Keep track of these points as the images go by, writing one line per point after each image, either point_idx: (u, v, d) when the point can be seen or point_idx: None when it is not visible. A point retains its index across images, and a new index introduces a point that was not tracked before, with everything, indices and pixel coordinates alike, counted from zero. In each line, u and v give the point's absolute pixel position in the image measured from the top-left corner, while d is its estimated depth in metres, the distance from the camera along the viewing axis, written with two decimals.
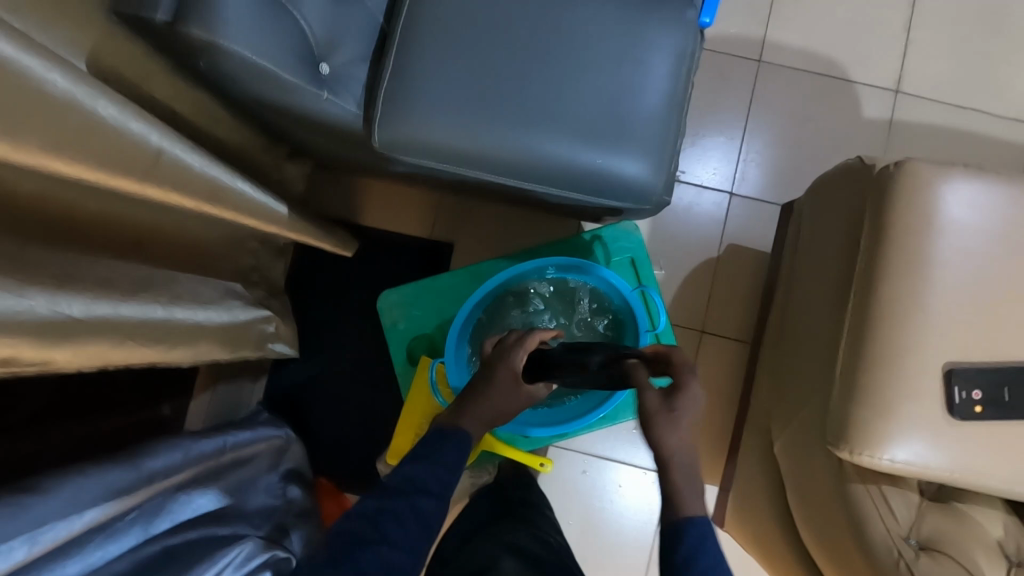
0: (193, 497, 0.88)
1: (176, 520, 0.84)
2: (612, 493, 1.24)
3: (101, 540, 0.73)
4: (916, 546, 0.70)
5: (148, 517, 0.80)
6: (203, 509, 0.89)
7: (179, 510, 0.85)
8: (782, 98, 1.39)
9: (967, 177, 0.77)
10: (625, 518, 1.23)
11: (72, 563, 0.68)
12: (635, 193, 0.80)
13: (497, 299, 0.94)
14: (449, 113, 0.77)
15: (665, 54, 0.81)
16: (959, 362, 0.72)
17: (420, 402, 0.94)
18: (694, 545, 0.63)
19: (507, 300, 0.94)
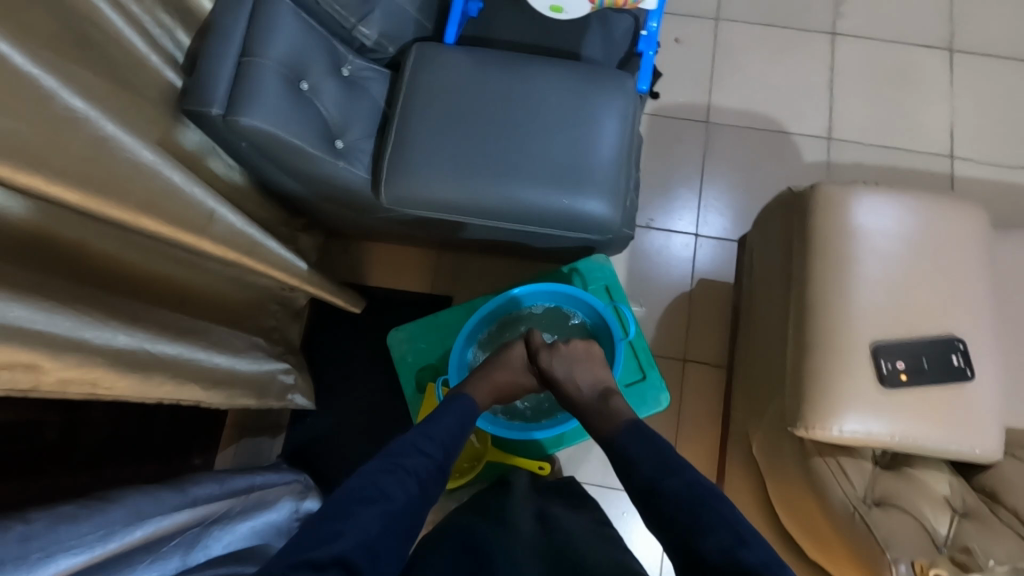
0: (224, 533, 0.92)
1: (209, 554, 0.88)
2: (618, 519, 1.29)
3: (149, 562, 0.76)
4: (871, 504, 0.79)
5: (187, 547, 0.84)
6: (230, 547, 0.93)
7: (214, 545, 0.90)
8: (731, 151, 1.60)
9: (871, 193, 0.93)
10: (635, 543, 1.28)
11: None
12: (599, 227, 0.97)
13: (552, 313, 1.10)
14: (443, 173, 0.95)
15: (613, 113, 0.99)
16: (883, 340, 0.85)
17: None
18: None
19: (558, 317, 1.10)
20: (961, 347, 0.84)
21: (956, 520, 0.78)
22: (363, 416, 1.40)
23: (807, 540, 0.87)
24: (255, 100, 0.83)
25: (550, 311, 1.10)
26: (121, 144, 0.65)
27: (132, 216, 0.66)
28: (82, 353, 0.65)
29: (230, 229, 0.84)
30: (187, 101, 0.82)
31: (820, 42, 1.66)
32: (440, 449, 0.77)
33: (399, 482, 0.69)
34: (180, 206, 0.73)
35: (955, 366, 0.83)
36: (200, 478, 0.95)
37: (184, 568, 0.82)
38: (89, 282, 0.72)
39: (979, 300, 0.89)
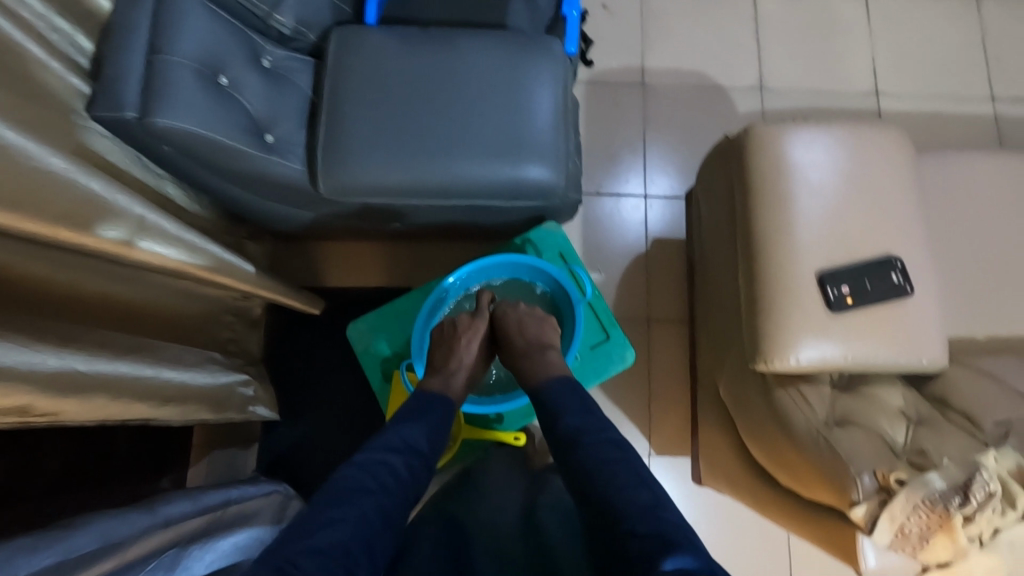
0: (203, 551, 0.87)
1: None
2: None
3: None
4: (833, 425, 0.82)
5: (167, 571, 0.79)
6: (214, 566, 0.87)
7: (195, 565, 0.84)
8: (669, 110, 1.62)
9: (803, 128, 0.96)
10: None
11: None
12: (545, 194, 0.97)
13: (511, 286, 1.10)
14: (380, 156, 0.93)
15: (545, 77, 0.99)
16: (827, 267, 0.88)
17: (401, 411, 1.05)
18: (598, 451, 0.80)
19: (517, 288, 1.10)
20: (899, 265, 0.88)
21: (911, 429, 0.82)
22: (335, 420, 1.37)
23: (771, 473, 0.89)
24: (172, 99, 0.79)
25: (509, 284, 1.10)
26: (25, 153, 0.63)
27: (50, 227, 0.62)
28: (9, 379, 0.61)
29: (163, 235, 0.80)
30: (97, 107, 0.78)
31: None
32: (428, 442, 0.78)
33: (392, 468, 0.71)
34: (102, 215, 0.70)
35: (895, 283, 0.87)
36: (170, 498, 0.92)
37: None
38: (13, 307, 0.68)
39: (911, 221, 0.93)
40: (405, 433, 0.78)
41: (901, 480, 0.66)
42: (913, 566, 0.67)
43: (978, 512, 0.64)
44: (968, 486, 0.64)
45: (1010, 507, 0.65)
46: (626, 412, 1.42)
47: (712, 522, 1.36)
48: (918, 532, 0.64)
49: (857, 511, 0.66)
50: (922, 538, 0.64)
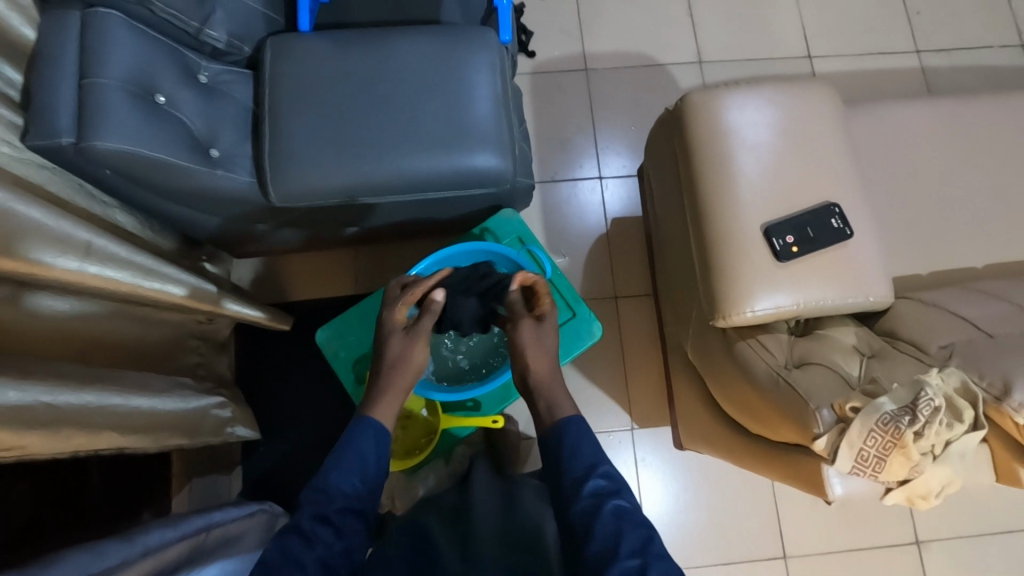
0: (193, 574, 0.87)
1: None
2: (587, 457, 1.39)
3: None
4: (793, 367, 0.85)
5: None
6: None
7: None
8: (614, 92, 1.66)
9: (735, 90, 0.99)
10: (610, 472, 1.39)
11: None
12: (495, 180, 0.99)
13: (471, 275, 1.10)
14: (327, 159, 0.94)
15: (482, 65, 1.00)
16: (771, 220, 0.91)
17: None
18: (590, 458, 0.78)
19: None
20: (837, 211, 0.92)
21: (865, 362, 0.85)
22: (316, 433, 1.37)
23: (746, 425, 0.91)
24: (108, 121, 0.79)
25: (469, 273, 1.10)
26: None
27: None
28: None
29: (113, 258, 0.80)
30: (33, 137, 0.78)
31: None
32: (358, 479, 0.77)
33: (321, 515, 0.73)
34: (45, 242, 0.69)
35: (835, 228, 0.91)
36: (149, 527, 0.90)
37: None
38: None
39: (845, 170, 0.97)
40: (363, 446, 0.79)
41: (856, 408, 0.69)
42: (878, 489, 0.71)
43: (928, 425, 0.66)
44: (915, 404, 0.67)
45: (956, 420, 0.68)
46: (603, 390, 1.45)
47: (697, 486, 1.40)
48: (875, 453, 0.67)
49: (820, 442, 0.70)
50: (880, 459, 0.67)
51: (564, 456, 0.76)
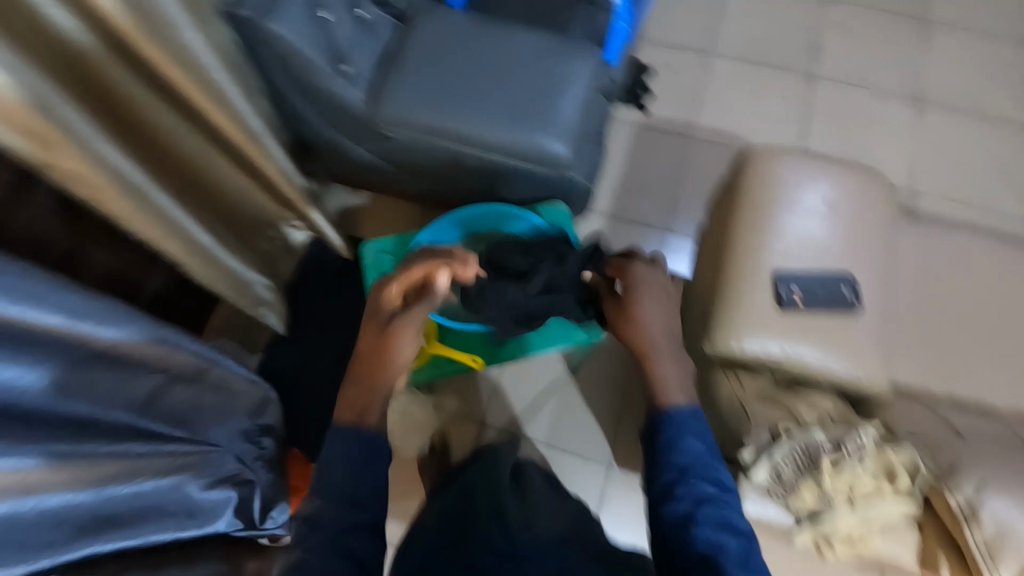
0: (171, 389, 1.02)
1: (150, 400, 0.98)
2: (573, 465, 1.44)
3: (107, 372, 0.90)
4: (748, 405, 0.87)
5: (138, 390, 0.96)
6: (175, 401, 1.03)
7: (167, 398, 1.01)
8: (707, 163, 1.75)
9: (795, 153, 1.05)
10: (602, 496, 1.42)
11: (82, 387, 0.86)
12: (554, 163, 1.11)
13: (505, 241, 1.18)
14: (426, 101, 1.12)
15: (579, 68, 1.15)
16: (786, 271, 0.95)
17: None
18: (672, 439, 0.75)
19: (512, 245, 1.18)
20: (852, 282, 0.95)
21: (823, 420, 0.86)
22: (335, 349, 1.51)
23: None
24: (280, 9, 1.01)
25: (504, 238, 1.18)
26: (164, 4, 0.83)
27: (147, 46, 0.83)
28: (94, 154, 0.80)
29: (231, 107, 1.01)
30: None
31: (798, 81, 1.85)
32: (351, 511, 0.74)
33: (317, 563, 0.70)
34: (190, 63, 0.90)
35: (844, 296, 0.94)
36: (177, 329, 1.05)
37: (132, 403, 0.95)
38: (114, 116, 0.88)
39: (880, 257, 0.99)
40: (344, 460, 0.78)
41: (789, 432, 0.78)
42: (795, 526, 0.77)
43: (842, 463, 0.73)
44: (842, 442, 0.76)
45: (889, 481, 0.74)
46: (597, 417, 1.47)
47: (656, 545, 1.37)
48: (790, 472, 0.74)
49: (742, 455, 0.82)
50: (795, 480, 0.75)
51: (665, 445, 0.75)
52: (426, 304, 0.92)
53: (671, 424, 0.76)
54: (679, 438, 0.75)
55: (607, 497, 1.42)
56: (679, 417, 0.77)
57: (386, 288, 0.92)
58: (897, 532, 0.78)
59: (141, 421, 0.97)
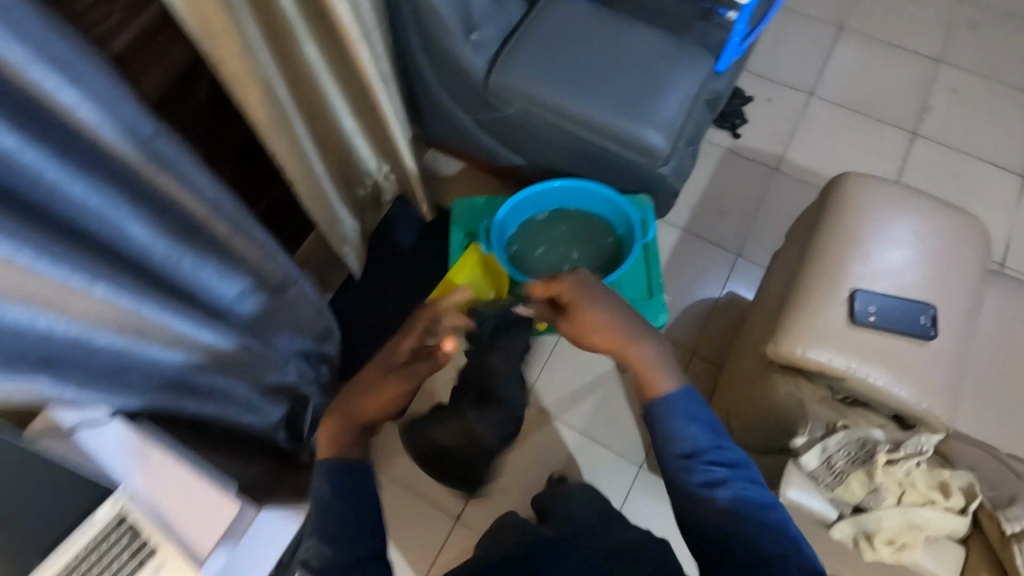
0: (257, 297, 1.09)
1: (240, 299, 1.05)
2: (605, 459, 1.46)
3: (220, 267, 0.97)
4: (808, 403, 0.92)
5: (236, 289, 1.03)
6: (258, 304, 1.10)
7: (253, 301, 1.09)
8: (791, 197, 1.76)
9: (893, 183, 1.06)
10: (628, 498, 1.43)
11: (199, 268, 0.93)
12: (649, 153, 1.16)
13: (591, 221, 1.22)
14: (541, 76, 1.19)
15: (690, 71, 1.20)
16: (864, 289, 0.96)
17: (464, 275, 1.19)
18: (666, 422, 0.79)
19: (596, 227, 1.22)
20: (930, 313, 0.95)
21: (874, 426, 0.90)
22: (400, 300, 1.59)
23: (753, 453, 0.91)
24: None
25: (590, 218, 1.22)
26: None
27: None
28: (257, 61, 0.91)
29: (371, 51, 1.10)
30: None
31: (899, 135, 1.83)
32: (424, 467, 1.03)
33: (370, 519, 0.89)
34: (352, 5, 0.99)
35: (920, 325, 0.94)
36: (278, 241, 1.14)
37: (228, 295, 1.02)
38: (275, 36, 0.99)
39: (963, 298, 0.98)
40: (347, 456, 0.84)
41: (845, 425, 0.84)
42: (831, 519, 0.81)
43: (898, 458, 0.81)
44: (900, 443, 0.82)
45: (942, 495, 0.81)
46: (636, 417, 1.49)
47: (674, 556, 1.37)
48: (843, 461, 0.80)
49: (797, 442, 0.83)
50: (843, 470, 0.80)
51: (671, 435, 0.77)
52: (428, 365, 0.89)
53: (668, 412, 0.79)
54: (671, 416, 0.79)
55: (632, 501, 1.43)
56: (680, 402, 0.80)
57: (405, 333, 0.93)
58: (934, 550, 0.83)
59: (220, 320, 1.02)
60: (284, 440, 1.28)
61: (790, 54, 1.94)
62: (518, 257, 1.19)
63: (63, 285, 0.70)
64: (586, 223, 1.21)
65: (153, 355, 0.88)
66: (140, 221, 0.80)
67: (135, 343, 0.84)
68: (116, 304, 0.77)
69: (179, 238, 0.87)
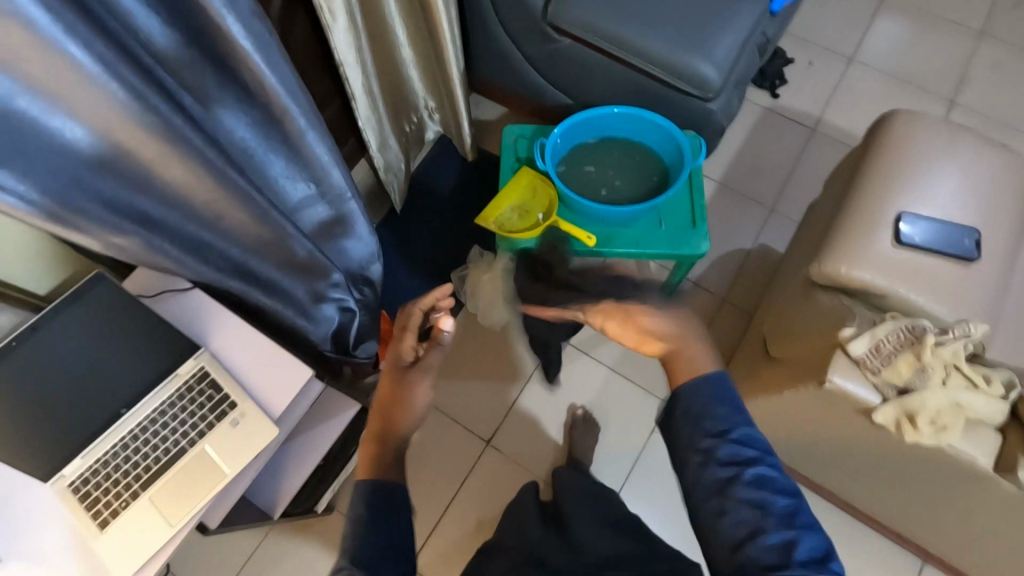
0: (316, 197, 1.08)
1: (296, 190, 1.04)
2: (633, 396, 1.49)
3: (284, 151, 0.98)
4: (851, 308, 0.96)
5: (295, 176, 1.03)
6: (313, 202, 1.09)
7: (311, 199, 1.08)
8: (827, 157, 1.78)
9: (940, 120, 1.08)
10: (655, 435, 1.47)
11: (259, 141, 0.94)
12: (701, 85, 1.19)
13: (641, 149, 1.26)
14: (598, 6, 1.22)
15: (745, 8, 1.22)
16: (908, 214, 0.99)
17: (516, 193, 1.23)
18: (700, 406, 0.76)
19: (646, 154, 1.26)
20: (972, 240, 0.98)
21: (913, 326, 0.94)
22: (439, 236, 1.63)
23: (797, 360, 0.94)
24: None
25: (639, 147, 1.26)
26: None
27: None
28: None
29: None
30: None
31: (936, 102, 1.85)
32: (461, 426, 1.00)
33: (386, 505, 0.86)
34: None
35: (962, 249, 0.97)
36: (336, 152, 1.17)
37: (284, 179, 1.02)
38: None
39: (1004, 230, 1.01)
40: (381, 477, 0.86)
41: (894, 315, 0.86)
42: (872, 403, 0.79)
43: (947, 342, 0.79)
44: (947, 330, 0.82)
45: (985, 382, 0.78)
46: None
47: None
48: (892, 344, 0.78)
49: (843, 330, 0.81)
50: (893, 352, 0.78)
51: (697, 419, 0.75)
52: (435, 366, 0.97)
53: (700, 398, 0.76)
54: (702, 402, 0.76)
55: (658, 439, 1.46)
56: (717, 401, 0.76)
57: (400, 340, 0.99)
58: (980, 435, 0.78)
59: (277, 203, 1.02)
60: (331, 353, 1.26)
61: (832, 18, 1.96)
62: (572, 179, 1.23)
63: (153, 138, 0.72)
64: (634, 153, 1.26)
65: (217, 227, 0.90)
66: (212, 72, 0.82)
67: (215, 217, 0.88)
68: (194, 167, 0.79)
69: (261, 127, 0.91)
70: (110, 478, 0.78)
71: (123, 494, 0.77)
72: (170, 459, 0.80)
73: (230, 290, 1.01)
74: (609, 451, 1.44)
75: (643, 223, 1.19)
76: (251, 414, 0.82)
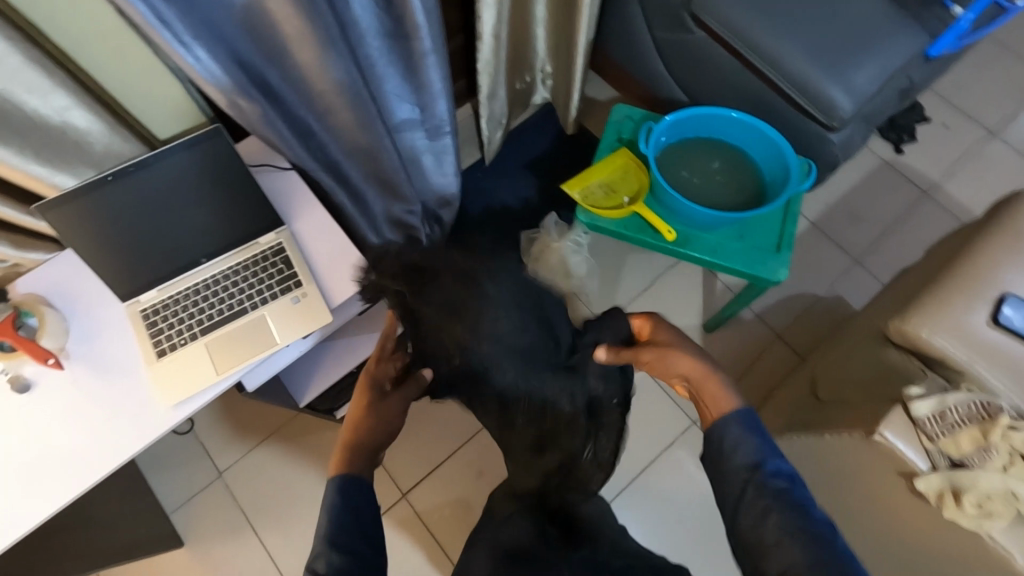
0: (412, 121, 1.09)
1: (395, 107, 1.05)
2: (661, 410, 1.47)
3: (398, 66, 0.98)
4: (922, 367, 0.93)
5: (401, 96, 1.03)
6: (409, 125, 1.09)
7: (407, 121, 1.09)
8: (933, 225, 1.67)
9: None
10: (673, 455, 1.44)
11: (380, 53, 0.95)
12: (829, 112, 1.14)
13: (743, 159, 1.24)
14: (746, 4, 1.18)
15: (899, 44, 1.15)
16: (1013, 295, 0.93)
17: (608, 170, 1.24)
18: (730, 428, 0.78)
19: (748, 165, 1.23)
20: None
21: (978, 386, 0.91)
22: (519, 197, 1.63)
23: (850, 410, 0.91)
24: None
25: (743, 156, 1.24)
26: None
27: None
28: None
29: None
30: None
31: None
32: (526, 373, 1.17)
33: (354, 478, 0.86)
34: None
35: None
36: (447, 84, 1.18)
37: (389, 95, 1.02)
38: None
39: None
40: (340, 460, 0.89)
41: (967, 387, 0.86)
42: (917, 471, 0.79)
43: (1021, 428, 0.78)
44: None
45: None
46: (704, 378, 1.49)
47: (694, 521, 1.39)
48: (958, 414, 0.78)
49: (912, 390, 0.81)
50: (956, 423, 0.78)
51: (726, 446, 0.78)
52: None
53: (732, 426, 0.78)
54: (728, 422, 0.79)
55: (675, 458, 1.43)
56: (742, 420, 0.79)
57: None
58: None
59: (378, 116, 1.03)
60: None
61: (983, 85, 1.82)
62: (666, 171, 1.22)
63: (297, 22, 0.74)
64: (737, 161, 1.23)
65: (324, 125, 0.93)
66: None
67: (325, 113, 0.90)
68: (325, 62, 0.81)
69: (391, 40, 0.94)
70: (179, 321, 0.87)
71: (184, 333, 0.86)
72: (232, 315, 0.88)
73: (318, 182, 1.04)
74: (623, 452, 1.43)
75: (726, 233, 1.18)
76: (310, 296, 0.88)
